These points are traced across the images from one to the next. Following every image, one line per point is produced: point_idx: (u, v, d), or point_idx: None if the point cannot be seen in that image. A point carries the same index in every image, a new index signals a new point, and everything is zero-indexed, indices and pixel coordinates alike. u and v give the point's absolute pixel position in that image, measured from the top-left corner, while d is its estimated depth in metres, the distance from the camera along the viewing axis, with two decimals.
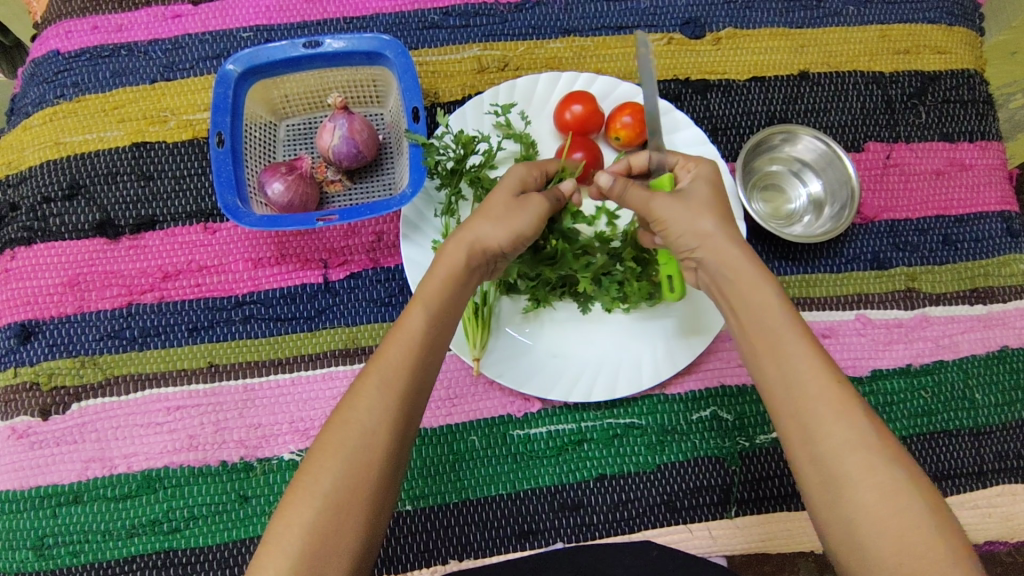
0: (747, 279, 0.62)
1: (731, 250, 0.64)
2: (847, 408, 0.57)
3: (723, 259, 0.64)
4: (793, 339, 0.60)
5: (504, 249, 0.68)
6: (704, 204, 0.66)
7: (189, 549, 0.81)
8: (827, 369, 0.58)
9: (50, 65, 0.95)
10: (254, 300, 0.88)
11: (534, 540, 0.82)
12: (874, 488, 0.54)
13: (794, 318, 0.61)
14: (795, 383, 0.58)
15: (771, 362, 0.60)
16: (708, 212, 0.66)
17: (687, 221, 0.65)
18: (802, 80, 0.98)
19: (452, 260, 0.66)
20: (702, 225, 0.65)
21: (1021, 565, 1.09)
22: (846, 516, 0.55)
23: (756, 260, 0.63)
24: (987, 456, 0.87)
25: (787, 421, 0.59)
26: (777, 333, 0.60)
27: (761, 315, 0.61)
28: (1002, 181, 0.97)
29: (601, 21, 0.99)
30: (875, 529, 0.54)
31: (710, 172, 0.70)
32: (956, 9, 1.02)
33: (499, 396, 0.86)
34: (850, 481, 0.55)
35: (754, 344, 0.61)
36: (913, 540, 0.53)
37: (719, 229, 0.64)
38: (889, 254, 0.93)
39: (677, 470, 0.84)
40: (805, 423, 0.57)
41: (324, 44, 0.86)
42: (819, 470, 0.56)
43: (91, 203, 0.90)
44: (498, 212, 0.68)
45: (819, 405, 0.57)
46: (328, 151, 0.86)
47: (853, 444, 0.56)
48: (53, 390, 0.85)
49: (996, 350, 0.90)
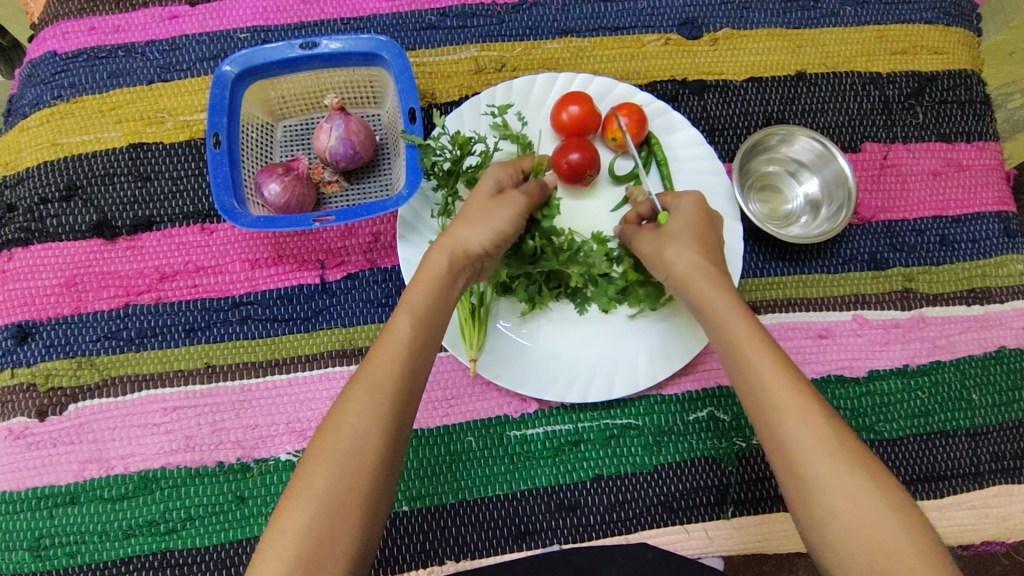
0: (707, 297, 0.66)
1: (693, 272, 0.68)
2: (810, 412, 0.58)
3: (685, 281, 0.68)
4: (755, 350, 0.62)
5: (487, 249, 0.69)
6: (673, 234, 0.70)
7: (186, 550, 0.81)
8: (789, 376, 0.60)
9: (47, 66, 0.95)
10: (251, 301, 0.88)
11: (530, 541, 0.82)
12: (841, 491, 0.55)
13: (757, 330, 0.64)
14: (759, 390, 0.60)
15: (739, 374, 0.62)
16: (673, 241, 0.70)
17: (654, 253, 0.71)
18: (799, 81, 0.98)
19: (436, 265, 0.67)
20: (666, 256, 0.69)
21: (1019, 565, 1.09)
22: (819, 519, 0.55)
23: (717, 279, 0.67)
24: (983, 457, 0.87)
25: (757, 432, 0.61)
26: (737, 345, 0.63)
27: (722, 328, 0.64)
28: (999, 182, 0.97)
29: (599, 22, 0.99)
30: (845, 532, 0.54)
31: (692, 204, 0.72)
32: (954, 9, 1.02)
33: (496, 397, 0.86)
34: (818, 483, 0.56)
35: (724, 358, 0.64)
36: (880, 541, 0.53)
37: (681, 254, 0.68)
38: (887, 255, 0.93)
39: (672, 471, 0.84)
40: (772, 429, 0.59)
41: (321, 45, 0.86)
42: (791, 474, 0.57)
43: (87, 204, 0.90)
44: (475, 217, 0.69)
45: (782, 410, 0.58)
46: (324, 152, 0.86)
47: (819, 447, 0.56)
48: (49, 391, 0.85)
49: (993, 351, 0.90)
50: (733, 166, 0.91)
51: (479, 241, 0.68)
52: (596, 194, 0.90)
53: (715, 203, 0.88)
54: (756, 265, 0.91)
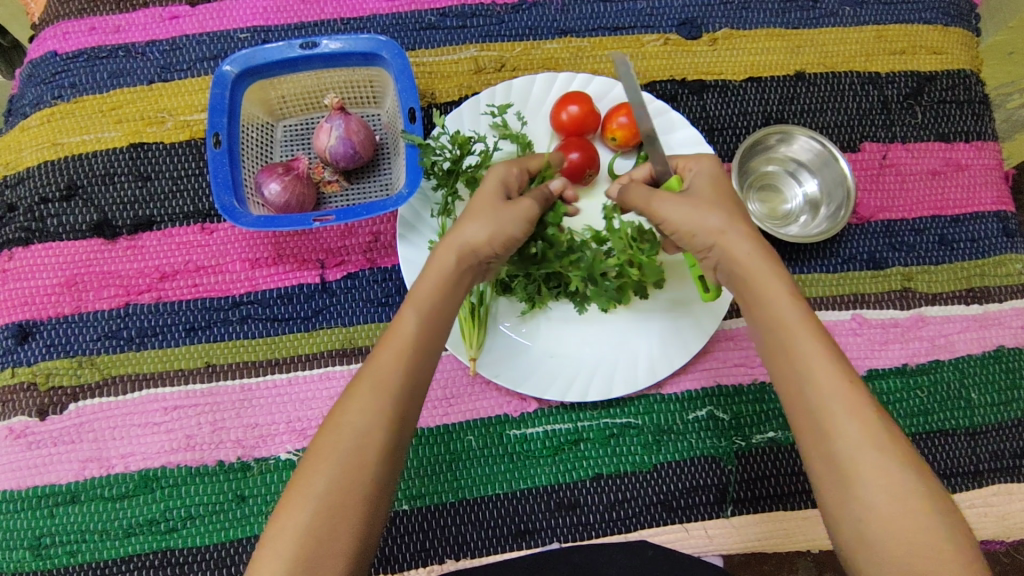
0: (759, 275, 0.63)
1: (746, 247, 0.64)
2: (860, 408, 0.57)
3: (736, 256, 0.64)
4: (806, 337, 0.60)
5: (491, 249, 0.67)
6: (709, 200, 0.67)
7: (185, 548, 0.81)
8: (838, 367, 0.59)
9: (48, 66, 0.95)
10: (251, 300, 0.88)
11: (530, 540, 0.82)
12: (885, 488, 0.55)
13: (807, 314, 0.62)
14: (808, 379, 0.59)
15: (784, 359, 0.61)
16: (714, 209, 0.65)
17: (692, 219, 0.65)
18: (798, 81, 0.98)
19: (443, 264, 0.66)
20: (711, 223, 0.65)
21: (1018, 565, 1.09)
22: (856, 512, 0.56)
23: (771, 257, 0.64)
24: (982, 456, 0.87)
25: (798, 418, 0.60)
26: (787, 328, 0.61)
27: (773, 310, 0.62)
28: (998, 182, 0.97)
29: (598, 22, 1.00)
30: (886, 528, 0.54)
31: (712, 167, 0.71)
32: (953, 9, 1.02)
33: (496, 396, 0.86)
34: (861, 477, 0.56)
35: (770, 339, 0.62)
36: (920, 541, 0.53)
37: (726, 226, 0.64)
38: (885, 254, 0.93)
39: (672, 470, 0.85)
40: (818, 419, 0.58)
41: (322, 45, 0.87)
42: (832, 466, 0.57)
43: (88, 204, 0.91)
44: (484, 215, 0.68)
45: (831, 400, 0.58)
46: (324, 152, 0.86)
47: (867, 443, 0.56)
48: (50, 390, 0.85)
49: (992, 350, 0.90)
50: (733, 166, 0.91)
51: (477, 237, 0.67)
52: (595, 194, 0.90)
53: None
54: None
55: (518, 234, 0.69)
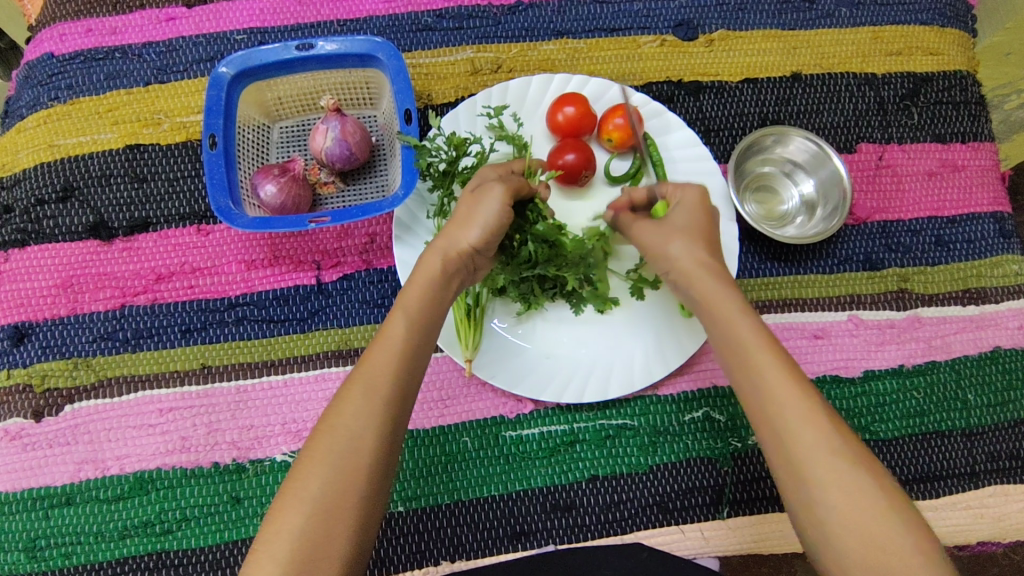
0: (712, 293, 0.64)
1: (699, 268, 0.66)
2: (816, 414, 0.58)
3: (690, 276, 0.66)
4: (759, 348, 0.61)
5: (476, 244, 0.67)
6: (681, 228, 0.68)
7: (181, 550, 0.81)
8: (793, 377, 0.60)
9: (44, 68, 0.95)
10: (246, 301, 0.88)
11: (526, 541, 0.82)
12: (846, 490, 0.55)
13: (758, 328, 0.63)
14: (763, 390, 0.60)
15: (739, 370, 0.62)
16: (677, 233, 0.67)
17: (657, 245, 0.68)
18: (795, 82, 0.98)
19: (430, 268, 0.66)
20: (672, 249, 0.67)
21: (1017, 566, 1.09)
22: (818, 517, 0.56)
23: (721, 275, 0.66)
24: (979, 457, 0.87)
25: (758, 429, 0.60)
26: (741, 341, 0.62)
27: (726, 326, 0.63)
28: (994, 182, 0.97)
29: (595, 23, 1.00)
30: (847, 528, 0.55)
31: (698, 196, 0.70)
32: (948, 10, 1.02)
33: (492, 397, 0.86)
34: (821, 481, 0.56)
35: (723, 354, 0.63)
36: (881, 537, 0.54)
37: (686, 248, 0.67)
38: (882, 255, 0.93)
39: (669, 472, 0.84)
40: (776, 426, 0.58)
41: (318, 46, 0.87)
42: (793, 473, 0.57)
43: (84, 205, 0.91)
44: (465, 216, 0.68)
45: (785, 409, 0.58)
46: (321, 153, 0.87)
47: (824, 448, 0.57)
48: (45, 392, 0.85)
49: (988, 351, 0.90)
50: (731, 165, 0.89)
51: (467, 238, 0.67)
52: (593, 195, 0.90)
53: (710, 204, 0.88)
54: (753, 265, 0.91)
55: (509, 220, 0.69)
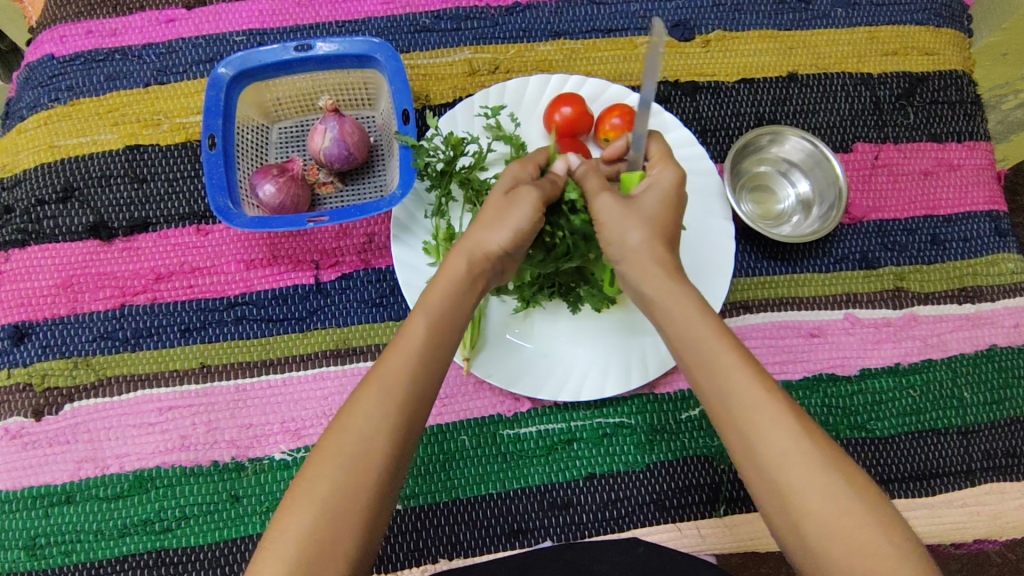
0: (671, 294, 0.63)
1: (654, 265, 0.64)
2: (782, 416, 0.58)
3: (646, 274, 0.64)
4: (722, 352, 0.60)
5: (506, 249, 0.67)
6: (642, 214, 0.66)
7: (179, 548, 0.81)
8: (756, 379, 0.59)
9: (45, 69, 0.96)
10: (246, 301, 0.88)
11: (523, 539, 0.82)
12: (816, 492, 0.56)
13: (719, 328, 0.62)
14: (730, 394, 0.59)
15: (703, 375, 0.61)
16: (635, 224, 0.65)
17: (616, 231, 0.65)
18: (791, 82, 0.99)
19: (453, 270, 0.66)
20: (631, 238, 0.65)
21: (1014, 564, 1.09)
22: (796, 523, 0.56)
23: (675, 273, 0.64)
24: (975, 455, 0.88)
25: (727, 435, 0.60)
26: (705, 344, 0.61)
27: (687, 329, 0.62)
28: (991, 181, 0.97)
29: (592, 24, 1.00)
30: (824, 532, 0.55)
31: (673, 181, 0.67)
32: (944, 10, 1.03)
33: (489, 396, 0.86)
34: (796, 486, 0.56)
35: (686, 356, 0.62)
36: (860, 539, 0.54)
37: (645, 241, 0.65)
38: (878, 254, 0.94)
39: (665, 470, 0.85)
40: (744, 432, 0.58)
41: (316, 47, 0.88)
42: (765, 480, 0.57)
43: (84, 205, 0.91)
44: (494, 219, 0.67)
45: (752, 414, 0.58)
46: (319, 153, 0.87)
47: (794, 450, 0.57)
48: (45, 391, 0.86)
49: (984, 349, 0.91)
50: (727, 164, 0.89)
51: (495, 239, 0.66)
52: None
53: (706, 204, 0.89)
54: (749, 264, 0.92)
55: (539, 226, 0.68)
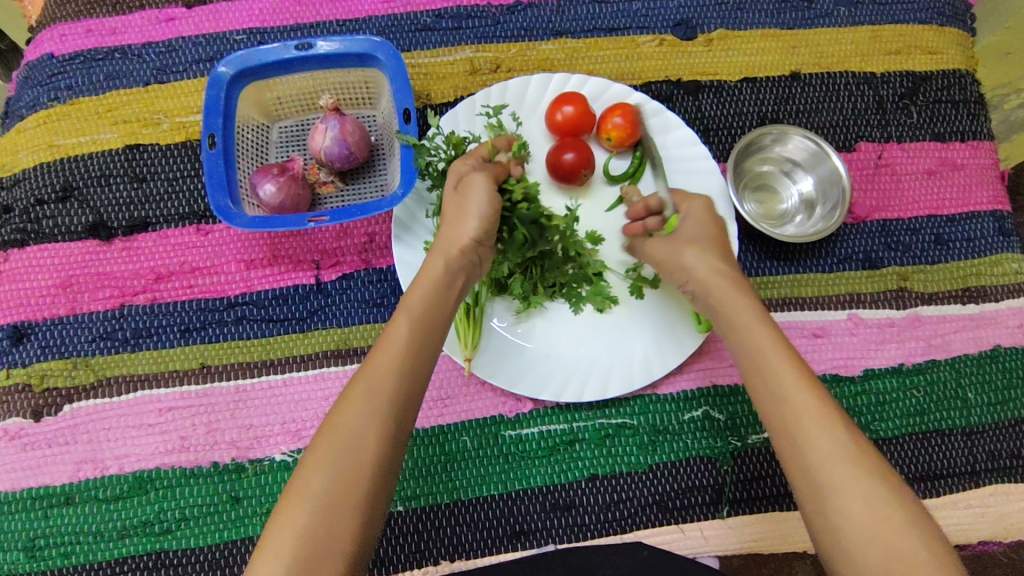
0: (732, 306, 0.69)
1: (717, 282, 0.71)
2: (830, 420, 0.59)
3: (711, 290, 0.71)
4: (777, 357, 0.64)
5: (476, 237, 0.69)
6: (688, 239, 0.75)
7: (179, 550, 0.81)
8: (808, 385, 0.62)
9: (44, 68, 0.95)
10: (246, 301, 0.88)
11: (526, 541, 0.82)
12: (857, 495, 0.55)
13: (780, 340, 0.66)
14: (781, 396, 0.62)
15: (759, 379, 0.64)
16: (690, 246, 0.74)
17: (674, 257, 0.75)
18: (794, 81, 0.98)
19: (433, 270, 0.68)
20: (686, 259, 0.74)
21: (1018, 565, 1.08)
22: (833, 522, 0.56)
23: (741, 292, 0.70)
24: (979, 456, 0.87)
25: (776, 436, 0.62)
26: (762, 352, 0.65)
27: (745, 337, 0.67)
28: (994, 181, 0.97)
29: (594, 23, 1.00)
30: (863, 532, 0.54)
31: (702, 208, 0.78)
32: (948, 9, 1.02)
33: (490, 397, 0.86)
34: (835, 484, 0.56)
35: (744, 362, 0.66)
36: (897, 542, 0.53)
37: (700, 261, 0.73)
38: (881, 254, 0.93)
39: (668, 471, 0.84)
40: (790, 429, 0.60)
41: (317, 46, 0.87)
42: (807, 478, 0.58)
43: (83, 205, 0.91)
44: (456, 214, 0.70)
45: (801, 415, 0.60)
46: (320, 153, 0.87)
47: (836, 450, 0.58)
48: (45, 391, 0.85)
49: (988, 350, 0.90)
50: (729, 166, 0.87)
51: (467, 230, 0.69)
52: (593, 194, 0.90)
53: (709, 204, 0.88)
54: (751, 264, 0.92)
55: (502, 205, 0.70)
